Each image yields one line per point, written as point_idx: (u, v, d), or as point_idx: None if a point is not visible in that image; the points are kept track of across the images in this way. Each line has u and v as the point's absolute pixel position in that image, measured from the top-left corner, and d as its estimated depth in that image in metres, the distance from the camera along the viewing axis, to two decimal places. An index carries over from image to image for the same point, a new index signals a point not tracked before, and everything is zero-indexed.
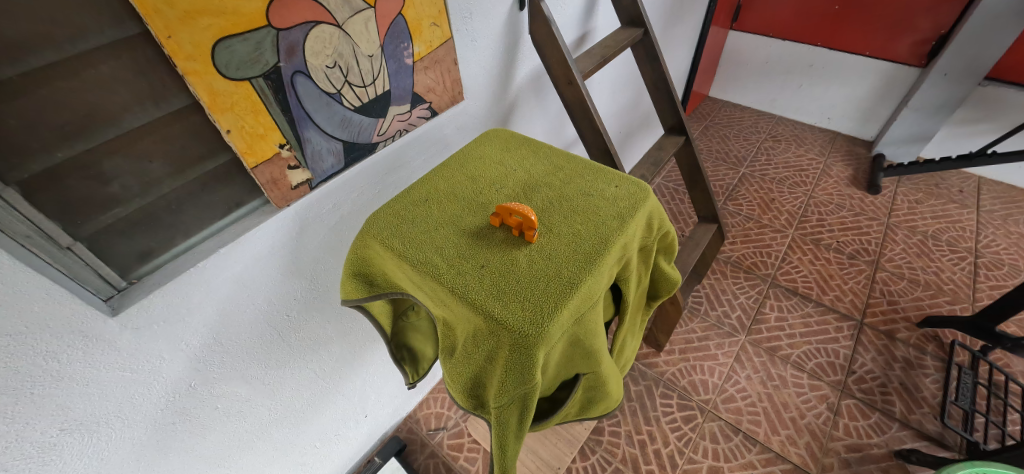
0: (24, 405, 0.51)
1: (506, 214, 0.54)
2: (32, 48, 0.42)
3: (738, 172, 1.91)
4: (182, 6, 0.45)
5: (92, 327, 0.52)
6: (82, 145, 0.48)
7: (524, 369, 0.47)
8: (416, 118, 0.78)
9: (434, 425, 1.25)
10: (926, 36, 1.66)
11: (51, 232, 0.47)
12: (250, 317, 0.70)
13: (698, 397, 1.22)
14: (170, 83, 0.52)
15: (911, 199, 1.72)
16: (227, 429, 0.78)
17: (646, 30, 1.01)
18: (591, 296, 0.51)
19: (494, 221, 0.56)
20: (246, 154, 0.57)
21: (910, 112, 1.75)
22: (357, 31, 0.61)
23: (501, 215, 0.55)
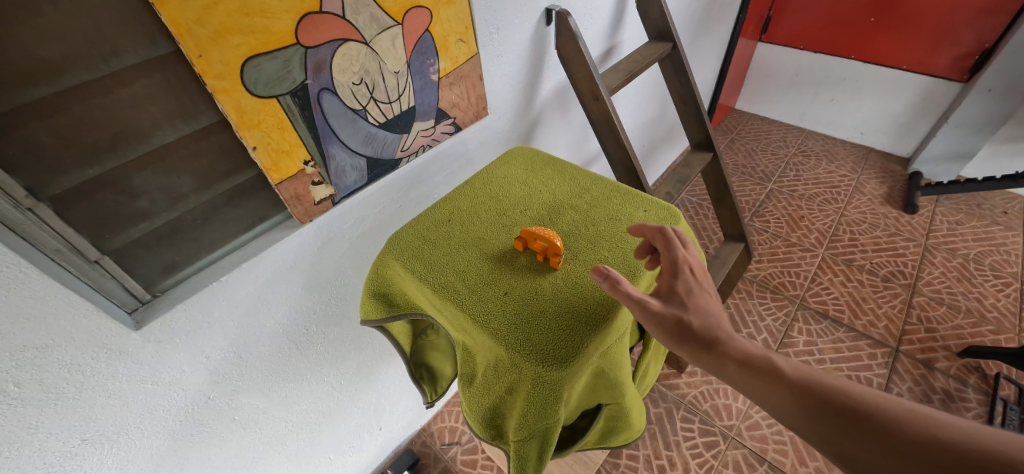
0: (49, 416, 0.51)
1: (531, 239, 0.53)
2: (68, 68, 0.42)
3: (766, 187, 1.85)
4: (213, 25, 0.45)
5: (116, 340, 0.53)
6: (113, 162, 0.48)
7: (546, 404, 0.45)
8: (440, 133, 0.77)
9: (448, 439, 1.23)
10: (969, 49, 1.58)
11: (80, 246, 0.48)
12: (269, 331, 0.70)
13: (721, 422, 1.17)
14: (200, 101, 0.52)
15: (951, 220, 1.63)
16: (243, 440, 0.78)
17: (674, 44, 0.99)
18: (618, 328, 0.49)
19: (519, 248, 0.54)
20: (271, 170, 0.57)
21: (950, 128, 1.68)
22: (384, 48, 0.61)
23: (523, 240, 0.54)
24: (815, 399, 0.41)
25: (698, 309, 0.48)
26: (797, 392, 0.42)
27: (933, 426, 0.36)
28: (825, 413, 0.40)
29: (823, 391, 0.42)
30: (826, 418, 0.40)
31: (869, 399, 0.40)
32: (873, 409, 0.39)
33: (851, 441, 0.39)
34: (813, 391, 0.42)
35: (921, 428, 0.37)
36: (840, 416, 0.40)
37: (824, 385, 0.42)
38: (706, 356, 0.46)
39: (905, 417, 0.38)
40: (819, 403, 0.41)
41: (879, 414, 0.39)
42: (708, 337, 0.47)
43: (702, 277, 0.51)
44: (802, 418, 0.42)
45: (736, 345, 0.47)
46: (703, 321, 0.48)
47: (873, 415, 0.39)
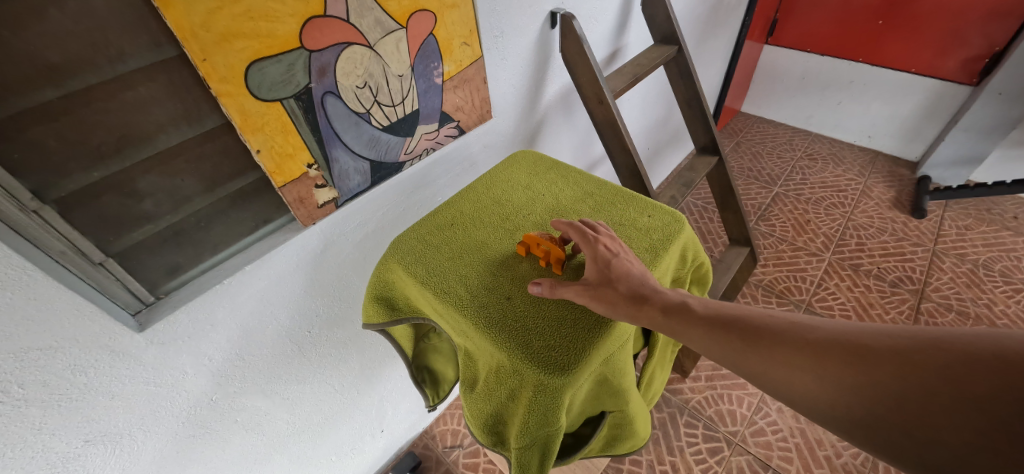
0: (52, 417, 0.52)
1: (534, 243, 0.54)
2: (74, 71, 0.43)
3: (772, 191, 1.84)
4: (218, 29, 0.45)
5: (119, 341, 0.53)
6: (118, 164, 0.48)
7: (547, 411, 0.44)
8: (444, 136, 0.77)
9: (450, 442, 1.23)
10: (979, 52, 1.56)
11: (84, 248, 0.47)
12: (272, 333, 0.70)
13: (726, 428, 1.16)
14: (204, 104, 0.52)
15: (960, 225, 1.61)
16: (245, 442, 0.78)
17: (680, 48, 0.98)
18: (620, 335, 0.48)
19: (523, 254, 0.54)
20: (274, 173, 0.57)
21: (959, 132, 1.66)
22: (388, 52, 0.61)
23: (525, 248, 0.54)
24: (726, 326, 0.45)
25: (622, 273, 0.48)
26: (711, 323, 0.45)
27: (820, 327, 0.41)
28: (736, 336, 0.44)
29: (733, 318, 0.45)
30: (737, 339, 0.44)
31: (767, 317, 0.45)
32: (773, 325, 0.44)
33: (766, 356, 0.42)
34: (725, 321, 0.45)
35: (811, 329, 0.41)
36: (749, 338, 0.43)
37: (732, 314, 0.46)
38: (632, 308, 0.46)
39: (798, 324, 0.42)
40: (729, 328, 0.45)
41: (778, 327, 0.43)
42: (630, 289, 0.47)
43: (620, 249, 0.51)
44: (720, 348, 0.44)
45: (655, 291, 0.48)
46: (626, 282, 0.47)
47: (774, 328, 0.43)
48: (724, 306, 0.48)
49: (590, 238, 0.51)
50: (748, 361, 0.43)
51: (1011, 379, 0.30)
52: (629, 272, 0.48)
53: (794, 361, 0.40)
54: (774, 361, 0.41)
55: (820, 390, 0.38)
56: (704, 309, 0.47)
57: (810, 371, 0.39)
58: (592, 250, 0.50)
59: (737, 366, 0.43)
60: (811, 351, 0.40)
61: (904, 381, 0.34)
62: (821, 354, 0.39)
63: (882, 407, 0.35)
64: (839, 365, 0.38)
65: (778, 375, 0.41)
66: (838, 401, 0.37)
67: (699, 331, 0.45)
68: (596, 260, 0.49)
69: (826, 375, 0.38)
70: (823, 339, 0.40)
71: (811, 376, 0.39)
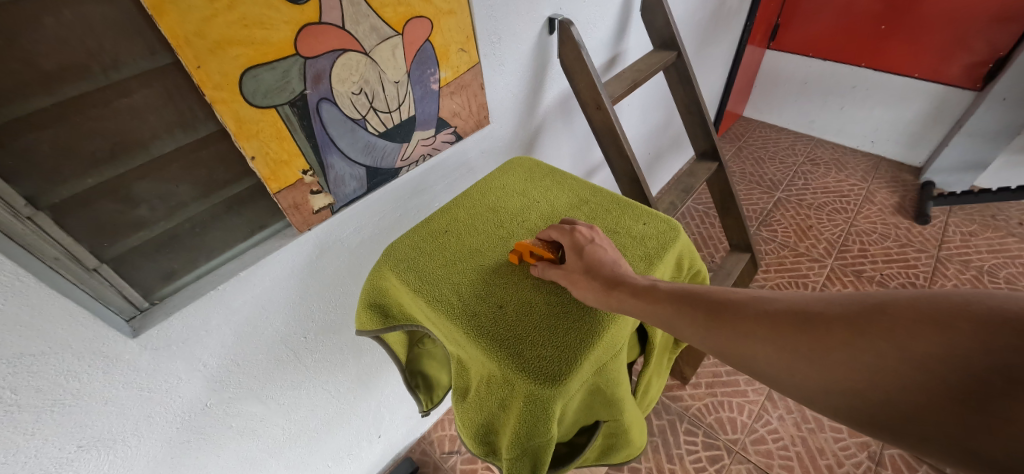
0: (44, 423, 0.51)
1: (526, 252, 0.54)
2: (68, 79, 0.43)
3: (773, 196, 1.83)
4: (212, 37, 0.45)
5: (113, 347, 0.52)
6: (112, 170, 0.48)
7: (538, 422, 0.44)
8: (441, 142, 0.77)
9: (448, 448, 1.22)
10: (983, 57, 1.55)
11: (78, 254, 0.48)
12: (267, 339, 0.70)
13: (726, 436, 1.15)
14: (199, 110, 0.52)
15: (964, 230, 1.60)
16: (241, 447, 0.77)
17: (680, 53, 0.98)
18: (614, 344, 0.48)
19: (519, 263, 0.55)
20: (269, 180, 0.57)
21: (964, 137, 1.65)
22: (384, 58, 0.61)
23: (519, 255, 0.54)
24: (692, 303, 0.42)
25: (592, 261, 0.49)
26: (675, 302, 0.43)
27: (790, 298, 0.37)
28: (702, 313, 0.41)
29: (699, 295, 0.43)
30: (702, 317, 0.41)
31: (736, 292, 0.41)
32: (736, 299, 0.40)
33: (732, 333, 0.38)
34: (689, 299, 0.43)
35: (779, 301, 0.38)
36: (710, 312, 0.41)
37: (699, 291, 0.43)
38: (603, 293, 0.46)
39: (766, 297, 0.39)
40: (695, 305, 0.42)
41: (745, 301, 0.40)
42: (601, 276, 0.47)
43: (598, 237, 0.53)
44: (684, 326, 0.42)
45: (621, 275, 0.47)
46: (597, 266, 0.48)
47: (741, 303, 0.40)
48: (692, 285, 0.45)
49: (568, 230, 0.53)
50: (716, 340, 0.39)
51: (976, 337, 0.26)
52: (601, 257, 0.49)
53: (753, 333, 0.37)
54: (741, 338, 0.38)
55: (789, 366, 0.35)
56: (669, 288, 0.45)
57: (777, 346, 0.35)
58: (571, 240, 0.52)
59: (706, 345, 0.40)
60: (776, 325, 0.36)
61: (872, 349, 0.31)
62: (787, 327, 0.35)
63: (853, 378, 0.31)
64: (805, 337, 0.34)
65: (745, 353, 0.37)
66: (809, 376, 0.34)
67: (661, 311, 0.43)
68: (572, 247, 0.51)
69: (793, 348, 0.34)
70: (790, 310, 0.36)
71: (779, 351, 0.35)
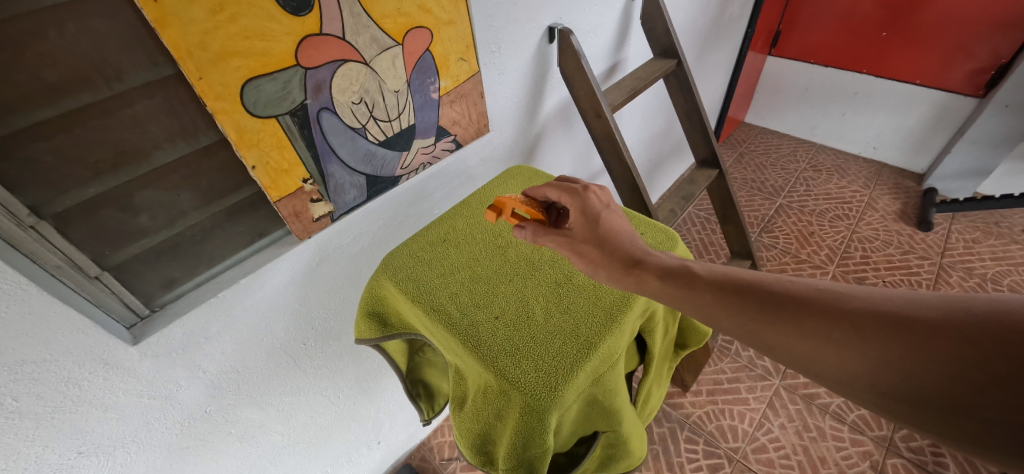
0: (45, 430, 0.51)
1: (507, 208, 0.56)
2: (72, 90, 0.43)
3: (775, 202, 1.82)
4: (214, 49, 0.46)
5: (114, 354, 0.53)
6: (114, 180, 0.49)
7: (535, 433, 0.43)
8: (440, 151, 0.77)
9: (447, 455, 1.21)
10: (985, 64, 1.55)
11: (80, 262, 0.48)
12: (267, 346, 0.70)
13: (727, 444, 1.14)
14: (201, 120, 0.53)
15: (967, 237, 1.59)
16: (239, 453, 0.77)
17: (680, 61, 0.98)
18: (611, 355, 0.48)
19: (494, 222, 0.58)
20: (269, 188, 0.57)
21: (966, 144, 1.64)
22: (384, 68, 0.61)
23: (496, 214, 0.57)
24: (741, 293, 0.41)
25: (610, 234, 0.49)
26: (721, 291, 0.42)
27: (858, 295, 0.36)
28: (754, 305, 0.40)
29: (748, 285, 0.42)
30: (754, 310, 0.40)
31: (793, 284, 0.40)
32: (800, 291, 0.39)
33: (789, 328, 0.37)
34: (742, 288, 0.42)
35: (841, 298, 0.37)
36: (767, 304, 0.40)
37: (749, 279, 0.42)
38: (617, 270, 0.47)
39: (830, 292, 0.37)
40: (744, 296, 0.41)
41: (803, 294, 0.39)
42: (619, 254, 0.48)
43: (610, 202, 0.52)
44: (736, 317, 0.41)
45: (650, 258, 0.47)
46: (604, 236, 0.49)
47: (800, 296, 0.38)
48: (738, 271, 0.44)
49: (579, 192, 0.52)
50: (766, 334, 0.39)
51: None
52: (611, 226, 0.49)
53: (815, 329, 0.36)
54: (798, 333, 0.37)
55: (844, 362, 0.35)
56: (713, 277, 0.44)
57: (839, 344, 0.35)
58: (580, 202, 0.51)
59: (752, 338, 0.40)
60: (839, 322, 0.35)
61: (949, 358, 0.30)
62: (852, 325, 0.35)
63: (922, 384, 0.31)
64: (872, 338, 0.33)
65: (801, 349, 0.37)
66: (871, 376, 0.33)
67: (707, 302, 0.43)
68: (580, 209, 0.51)
69: (859, 348, 0.34)
70: (857, 309, 0.35)
71: (840, 349, 0.35)
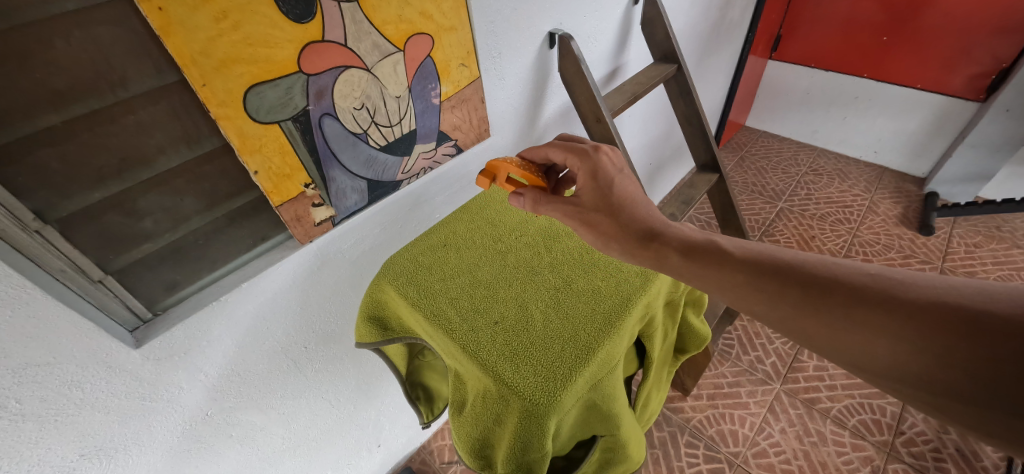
0: (48, 432, 0.52)
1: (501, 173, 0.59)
2: (77, 97, 0.44)
3: (776, 206, 1.82)
4: (217, 56, 0.46)
5: (116, 357, 0.53)
6: (119, 185, 0.49)
7: (534, 437, 0.44)
8: (442, 155, 0.78)
9: (447, 458, 1.21)
10: (985, 69, 1.55)
11: (84, 266, 0.48)
12: (268, 349, 0.71)
13: (727, 449, 1.14)
14: (204, 126, 0.53)
15: (969, 242, 1.59)
16: (240, 456, 0.78)
17: (679, 66, 0.98)
18: (609, 360, 0.48)
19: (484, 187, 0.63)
20: (271, 193, 0.58)
21: (967, 148, 1.64)
22: (385, 74, 0.62)
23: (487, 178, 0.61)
24: (782, 277, 0.42)
25: (626, 202, 0.52)
26: (759, 272, 0.43)
27: (912, 285, 0.36)
28: (795, 289, 0.40)
29: (790, 269, 0.42)
30: (795, 294, 0.40)
31: (840, 269, 0.40)
32: (848, 276, 0.39)
33: (830, 315, 0.38)
34: (784, 271, 0.42)
35: (890, 286, 0.36)
36: (808, 288, 0.40)
37: (791, 263, 0.42)
38: (633, 242, 0.50)
39: (882, 280, 0.37)
40: (784, 280, 0.41)
41: (850, 280, 0.39)
42: (637, 226, 0.51)
43: (623, 166, 0.56)
44: (773, 301, 0.41)
45: (676, 233, 0.50)
46: (609, 198, 0.53)
47: (847, 282, 0.38)
48: (781, 253, 0.44)
49: (590, 153, 0.56)
50: (804, 320, 0.39)
51: None
52: (620, 188, 0.53)
53: (856, 316, 0.36)
54: (838, 320, 0.37)
55: (878, 349, 0.35)
56: (751, 257, 0.45)
57: (885, 335, 0.35)
58: (590, 164, 0.55)
59: (788, 322, 0.40)
60: (887, 312, 0.35)
61: (1010, 358, 0.29)
62: (901, 317, 0.34)
63: (969, 384, 0.30)
64: (921, 331, 0.33)
65: (842, 337, 0.37)
66: (915, 369, 0.33)
67: (744, 284, 0.43)
68: (589, 171, 0.55)
69: (906, 341, 0.34)
70: (910, 300, 0.35)
71: (883, 340, 0.35)
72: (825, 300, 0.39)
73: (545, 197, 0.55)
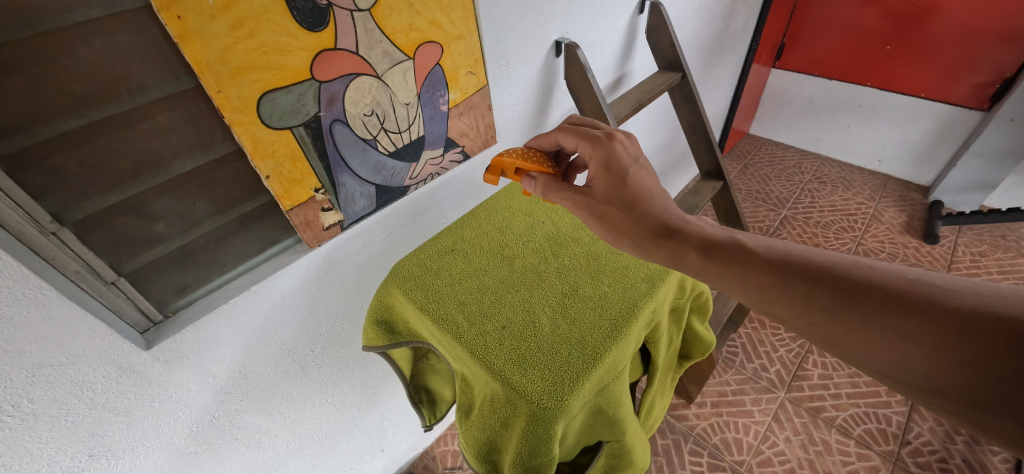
0: (59, 432, 0.52)
1: (506, 167, 0.59)
2: (96, 103, 0.45)
3: (780, 214, 1.82)
4: (233, 63, 0.47)
5: (127, 358, 0.54)
6: (133, 188, 0.50)
7: (541, 441, 0.44)
8: (449, 161, 0.79)
9: (450, 463, 1.21)
10: (990, 78, 1.55)
11: (98, 268, 0.49)
12: (275, 352, 0.71)
13: (731, 457, 1.13)
14: (218, 131, 0.54)
15: (973, 251, 1.59)
16: (245, 459, 0.78)
17: (684, 74, 0.99)
18: (616, 366, 0.49)
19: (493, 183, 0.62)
20: (282, 197, 0.59)
21: (971, 157, 1.64)
22: (395, 81, 0.63)
23: (495, 175, 0.60)
24: (814, 282, 0.41)
25: (643, 196, 0.52)
26: (785, 274, 0.42)
27: (955, 294, 0.35)
28: (826, 294, 0.40)
29: (821, 272, 0.41)
30: (825, 299, 0.40)
31: (874, 273, 0.39)
32: (886, 282, 0.38)
33: (863, 323, 0.38)
34: (815, 274, 0.41)
35: (931, 294, 0.36)
36: (840, 293, 0.39)
37: (822, 265, 0.42)
38: (646, 239, 0.51)
39: (921, 288, 0.36)
40: (815, 283, 0.41)
41: (887, 284, 0.38)
42: (653, 223, 0.51)
43: (637, 155, 0.55)
44: (799, 306, 0.41)
45: (693, 231, 0.50)
46: (622, 192, 0.52)
47: (882, 289, 0.38)
48: (808, 256, 0.44)
49: (603, 141, 0.55)
50: (831, 327, 0.39)
51: None
52: (634, 179, 0.53)
53: (893, 325, 0.36)
54: (872, 328, 0.37)
55: (914, 357, 0.35)
56: (776, 258, 0.44)
57: (922, 344, 0.34)
58: (603, 152, 0.54)
59: (816, 329, 0.40)
60: (926, 323, 0.35)
61: None
62: (940, 327, 0.34)
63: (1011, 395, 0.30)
64: (963, 344, 0.33)
65: (874, 345, 0.37)
66: (952, 381, 0.33)
67: (769, 287, 0.43)
68: (602, 160, 0.54)
69: (945, 352, 0.33)
70: (950, 309, 0.34)
71: (920, 351, 0.35)
72: (860, 305, 0.38)
73: (556, 184, 0.55)
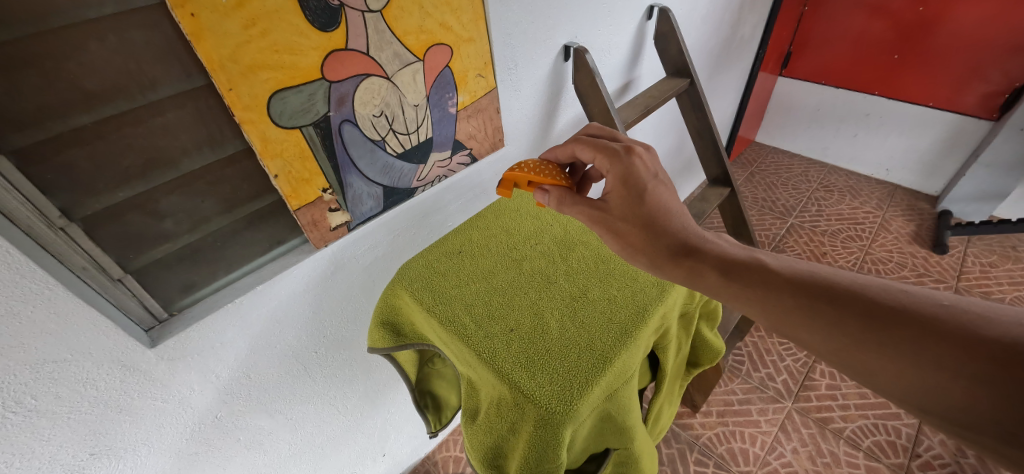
0: (61, 429, 0.52)
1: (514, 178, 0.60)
2: (107, 99, 0.45)
3: (787, 222, 1.81)
4: (245, 61, 0.48)
5: (132, 356, 0.53)
6: (143, 185, 0.50)
7: (548, 447, 0.43)
8: (456, 164, 0.79)
9: (453, 470, 1.19)
10: (999, 88, 1.54)
11: (105, 265, 0.49)
12: (279, 353, 0.71)
13: (737, 468, 1.12)
14: (228, 129, 0.54)
15: (984, 261, 1.57)
16: (245, 460, 0.77)
17: (692, 80, 0.99)
18: (625, 372, 0.48)
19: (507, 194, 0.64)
20: (290, 197, 0.59)
21: (980, 167, 1.63)
22: (405, 82, 0.63)
23: (508, 188, 0.61)
24: (841, 305, 0.39)
25: (662, 210, 0.52)
26: (810, 296, 0.41)
27: (993, 323, 0.33)
28: (856, 320, 0.38)
29: (848, 295, 0.40)
30: (853, 324, 0.38)
31: (907, 298, 0.38)
32: (921, 309, 0.36)
33: (894, 351, 0.36)
34: (843, 297, 0.40)
35: (971, 324, 0.34)
36: (869, 317, 0.37)
37: (850, 288, 0.40)
38: (663, 257, 0.50)
39: (957, 314, 0.35)
40: (842, 306, 0.39)
41: (921, 311, 0.36)
42: (671, 240, 0.50)
43: (656, 170, 0.54)
44: (825, 329, 0.39)
45: (712, 249, 0.49)
46: (639, 207, 0.52)
47: (916, 314, 0.36)
48: (835, 277, 0.42)
49: (621, 155, 0.54)
50: (858, 353, 0.37)
51: None
52: (652, 195, 0.52)
53: (928, 353, 0.34)
54: (903, 357, 0.35)
55: (951, 388, 0.33)
56: (799, 279, 0.43)
57: (958, 375, 0.32)
58: (622, 167, 0.53)
59: (842, 354, 0.38)
60: (962, 351, 0.33)
61: None
62: (980, 357, 0.32)
63: None
64: (1006, 377, 0.30)
65: (906, 374, 0.35)
66: (992, 415, 0.31)
67: (793, 309, 0.41)
68: (619, 174, 0.53)
69: (986, 384, 0.31)
70: (992, 339, 0.32)
71: (957, 382, 0.33)
72: (890, 331, 0.36)
73: (570, 198, 0.55)
